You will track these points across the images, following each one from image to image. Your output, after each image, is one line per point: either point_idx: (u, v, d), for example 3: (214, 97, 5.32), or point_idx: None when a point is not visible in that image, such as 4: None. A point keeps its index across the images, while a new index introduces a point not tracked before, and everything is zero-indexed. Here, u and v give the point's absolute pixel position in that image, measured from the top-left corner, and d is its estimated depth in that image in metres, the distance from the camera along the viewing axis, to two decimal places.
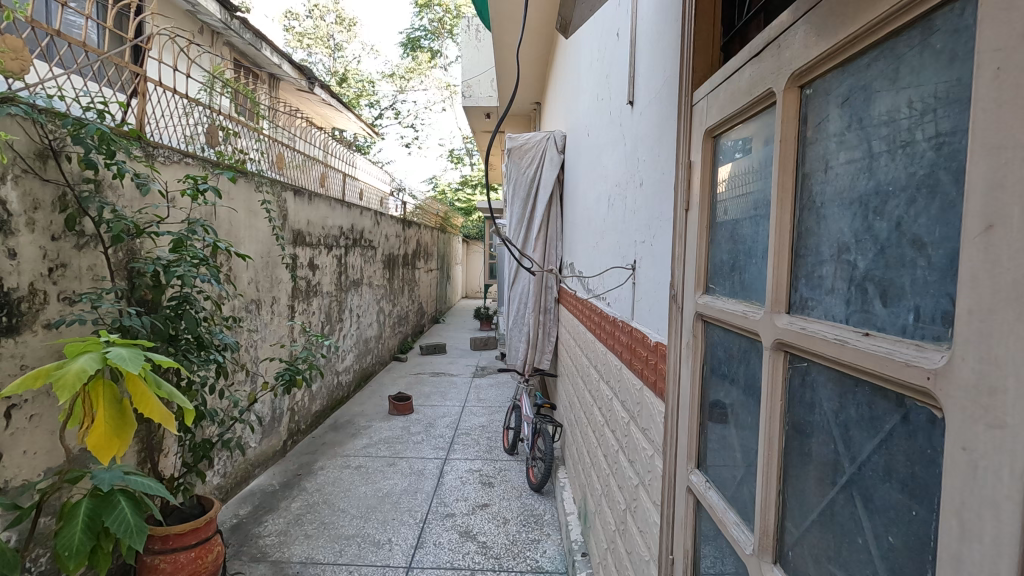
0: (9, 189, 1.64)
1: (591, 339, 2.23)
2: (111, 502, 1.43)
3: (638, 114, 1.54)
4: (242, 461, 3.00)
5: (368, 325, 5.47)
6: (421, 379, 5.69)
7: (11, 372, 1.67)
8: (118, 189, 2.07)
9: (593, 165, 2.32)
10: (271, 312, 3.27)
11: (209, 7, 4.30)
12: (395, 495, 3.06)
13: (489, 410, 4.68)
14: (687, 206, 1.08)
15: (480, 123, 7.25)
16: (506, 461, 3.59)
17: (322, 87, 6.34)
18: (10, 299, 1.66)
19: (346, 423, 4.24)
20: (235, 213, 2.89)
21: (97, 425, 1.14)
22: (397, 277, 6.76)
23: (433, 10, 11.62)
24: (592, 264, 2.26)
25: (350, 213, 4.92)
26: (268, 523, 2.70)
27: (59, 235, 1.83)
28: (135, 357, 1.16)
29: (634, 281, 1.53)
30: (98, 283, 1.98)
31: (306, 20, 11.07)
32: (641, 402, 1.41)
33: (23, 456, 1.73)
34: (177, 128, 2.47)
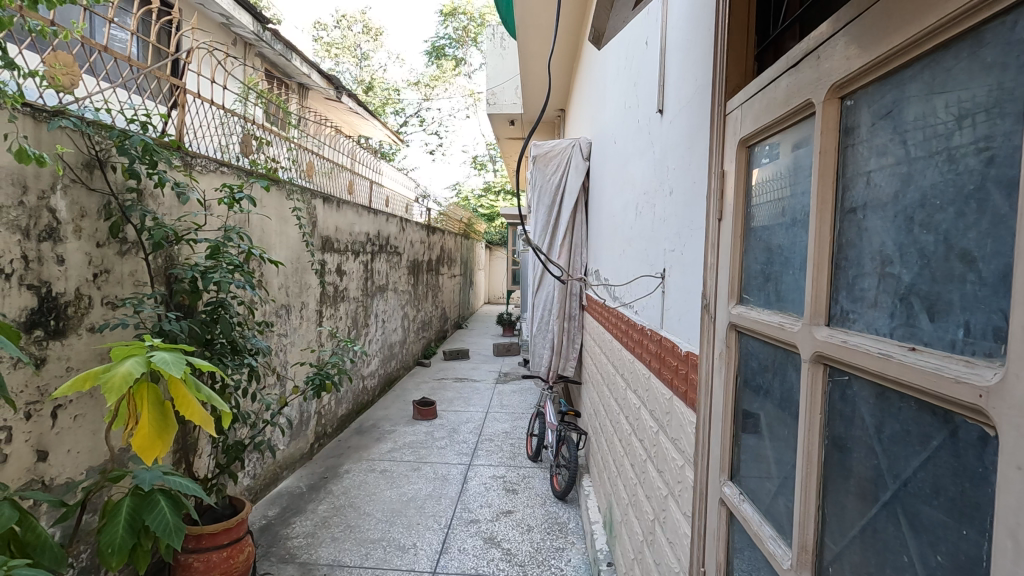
0: (59, 198, 1.72)
1: (618, 346, 2.22)
2: (151, 501, 1.47)
3: (667, 122, 1.54)
4: (272, 463, 3.06)
5: (393, 330, 5.54)
6: (444, 384, 5.74)
7: (57, 373, 1.74)
8: (158, 198, 2.15)
9: (619, 173, 2.32)
10: (300, 317, 3.34)
11: (242, 19, 4.44)
12: (419, 500, 3.08)
13: (512, 416, 4.69)
14: (719, 215, 1.07)
15: (504, 130, 7.29)
16: (530, 468, 3.58)
17: (350, 96, 6.48)
18: (57, 303, 1.73)
19: (371, 427, 4.29)
20: (267, 220, 2.96)
21: (141, 426, 1.18)
22: (421, 283, 6.83)
23: (458, 18, 11.85)
24: (619, 271, 2.25)
25: (377, 219, 5.00)
26: (297, 525, 2.74)
27: (104, 241, 1.90)
28: (177, 360, 1.20)
29: (663, 290, 1.53)
30: (139, 288, 2.05)
31: (334, 31, 11.35)
32: (670, 411, 1.40)
33: (67, 455, 1.79)
34: (214, 138, 2.55)
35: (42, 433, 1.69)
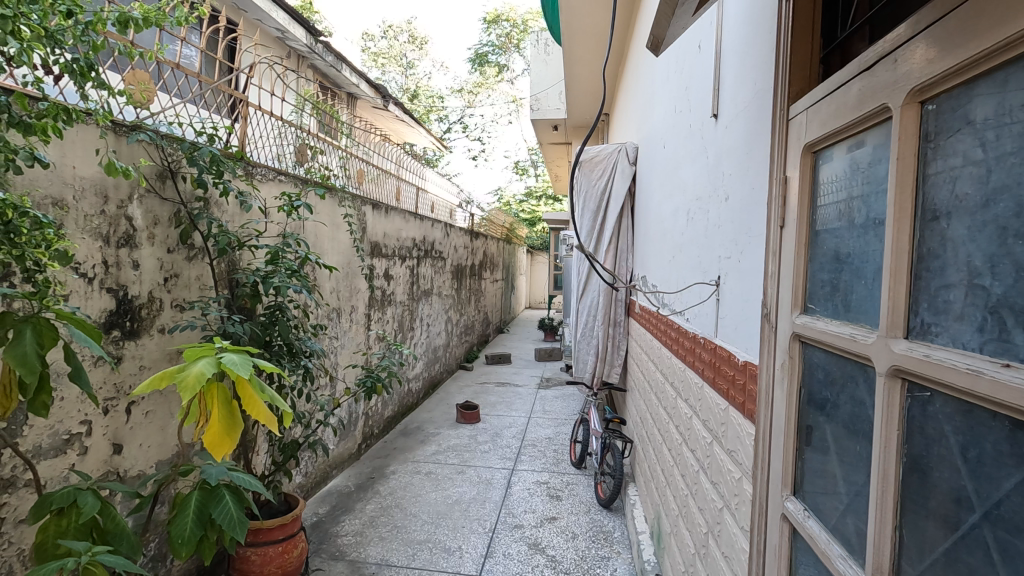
0: (135, 207, 1.83)
1: (667, 354, 2.18)
2: (217, 496, 1.54)
3: (722, 126, 1.51)
4: (322, 463, 3.15)
5: (437, 334, 5.62)
6: (486, 388, 5.77)
7: (132, 372, 1.85)
8: (222, 206, 2.26)
9: (669, 177, 2.29)
10: (350, 320, 3.43)
11: (296, 33, 4.61)
12: (464, 503, 3.11)
13: (556, 422, 4.67)
14: (782, 222, 1.04)
15: (548, 135, 7.31)
16: (574, 475, 3.56)
17: (396, 104, 6.63)
18: (133, 305, 1.84)
19: (416, 429, 4.36)
20: (321, 226, 3.07)
21: (212, 424, 1.24)
22: (465, 287, 6.91)
23: (502, 25, 12.04)
24: (669, 278, 2.22)
25: (422, 225, 5.09)
26: (345, 523, 2.81)
27: (174, 248, 2.01)
28: (244, 361, 1.27)
29: (718, 297, 1.50)
30: (204, 291, 2.16)
31: (381, 41, 11.66)
32: (726, 422, 1.37)
33: (139, 449, 1.90)
34: (272, 148, 2.66)
35: (117, 427, 1.81)
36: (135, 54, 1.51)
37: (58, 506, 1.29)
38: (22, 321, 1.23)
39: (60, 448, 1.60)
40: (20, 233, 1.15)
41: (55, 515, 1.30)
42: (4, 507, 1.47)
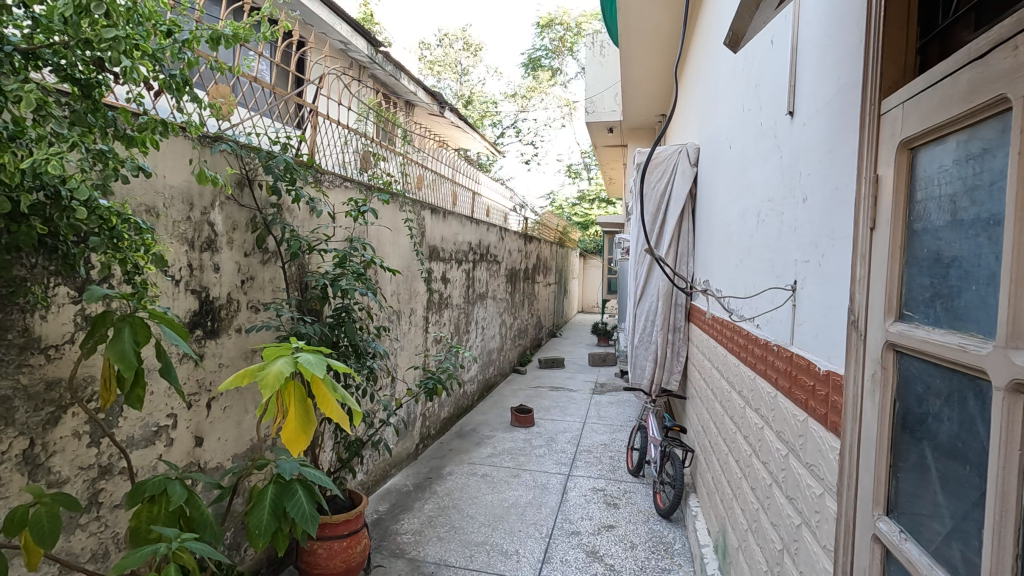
0: (217, 213, 1.94)
1: (733, 361, 2.11)
2: (291, 490, 1.60)
3: (799, 125, 1.44)
4: (382, 461, 3.23)
5: (491, 336, 5.66)
6: (540, 392, 5.75)
7: (212, 369, 1.96)
8: (294, 212, 2.37)
9: (736, 178, 2.21)
10: (409, 323, 3.50)
11: (358, 44, 4.79)
12: (520, 507, 3.10)
13: (611, 428, 4.59)
14: (872, 224, 0.98)
15: (603, 138, 7.26)
16: (631, 482, 3.49)
17: (452, 110, 6.76)
18: (214, 306, 1.95)
19: (470, 431, 4.40)
20: (383, 230, 3.16)
21: (290, 420, 1.29)
22: (518, 290, 6.93)
23: (555, 29, 12.17)
24: (735, 283, 2.14)
25: (478, 228, 5.15)
26: (404, 521, 2.87)
27: (250, 252, 2.12)
28: (319, 361, 1.31)
29: (794, 303, 1.43)
30: (276, 294, 2.26)
31: (436, 49, 11.82)
32: (805, 434, 1.30)
33: (218, 442, 2.01)
34: (339, 155, 2.76)
35: (199, 421, 1.91)
36: (224, 70, 1.60)
37: (150, 494, 1.38)
38: (121, 320, 1.33)
39: (150, 439, 1.71)
40: (123, 239, 1.25)
41: (148, 501, 1.40)
42: (102, 492, 1.58)
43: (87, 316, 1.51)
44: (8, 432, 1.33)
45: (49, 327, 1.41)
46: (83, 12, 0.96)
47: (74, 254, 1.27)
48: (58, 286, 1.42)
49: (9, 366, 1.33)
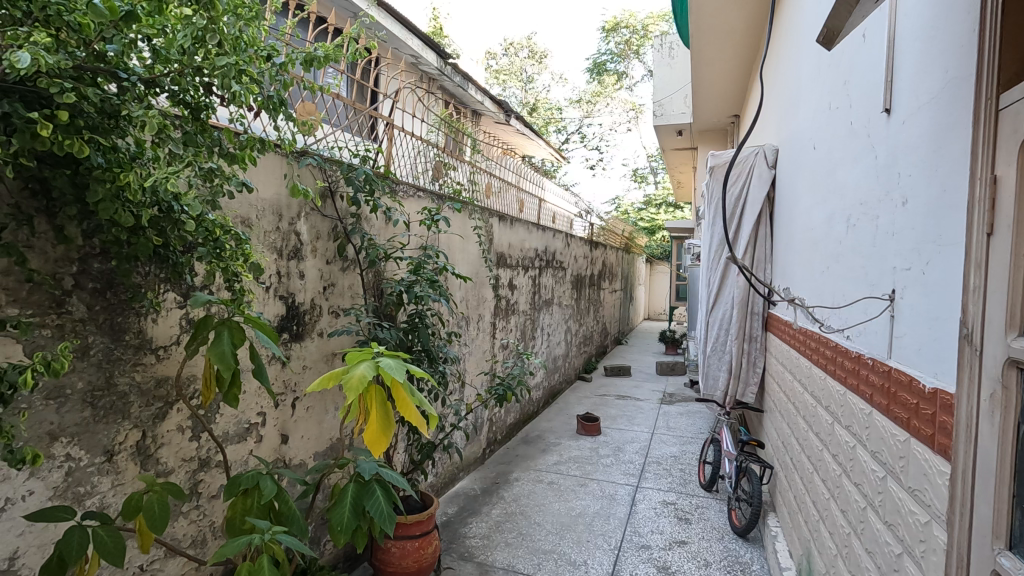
0: (302, 223, 2.05)
1: (819, 375, 1.99)
2: (370, 490, 1.66)
3: (897, 123, 1.35)
4: (451, 464, 3.29)
5: (557, 343, 5.64)
6: (606, 401, 5.66)
7: (297, 370, 2.07)
8: (371, 221, 2.47)
9: (820, 180, 2.10)
10: (477, 328, 3.55)
11: (428, 57, 4.95)
12: (588, 516, 3.06)
13: (681, 440, 4.45)
14: (989, 229, 0.90)
15: (672, 142, 7.10)
16: (704, 497, 3.36)
17: (517, 118, 6.83)
18: (299, 311, 2.07)
19: (536, 438, 4.40)
20: (453, 238, 3.23)
21: (371, 422, 1.34)
22: (584, 297, 6.88)
23: (621, 32, 12.08)
24: (820, 291, 2.02)
25: (544, 235, 5.16)
26: (473, 525, 2.90)
27: (332, 260, 2.23)
28: (399, 366, 1.36)
29: (893, 314, 1.33)
30: (355, 300, 2.37)
31: (503, 58, 12.07)
32: (907, 455, 1.20)
33: (302, 440, 2.12)
34: (413, 165, 2.85)
35: (285, 419, 2.03)
36: (314, 89, 1.70)
37: (244, 487, 1.47)
38: (221, 324, 1.43)
39: (242, 435, 1.83)
40: (224, 249, 1.35)
41: (242, 495, 1.49)
42: (201, 483, 1.71)
43: (191, 320, 1.64)
44: (124, 423, 1.47)
45: (158, 330, 1.54)
46: (199, 43, 1.06)
47: (181, 262, 1.39)
48: (167, 291, 1.55)
49: (127, 364, 1.46)
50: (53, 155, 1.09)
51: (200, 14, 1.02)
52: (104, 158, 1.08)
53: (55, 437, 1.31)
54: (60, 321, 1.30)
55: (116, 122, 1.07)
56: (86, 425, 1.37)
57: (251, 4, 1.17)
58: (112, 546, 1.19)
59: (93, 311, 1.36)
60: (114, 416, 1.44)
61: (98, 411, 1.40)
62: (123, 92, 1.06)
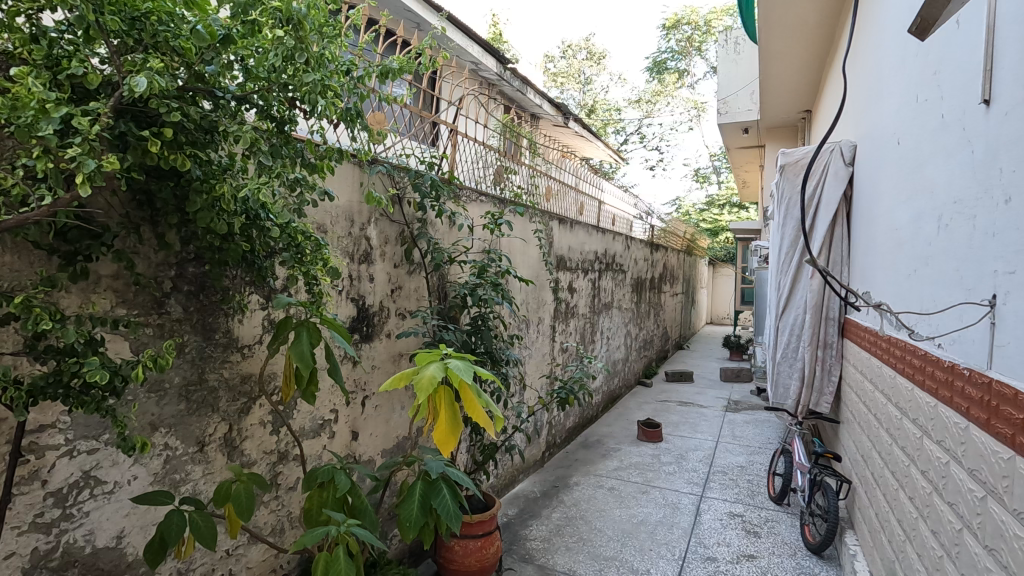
0: (372, 228, 2.14)
1: (905, 385, 1.86)
2: (437, 489, 1.71)
3: (997, 115, 1.25)
4: (510, 466, 3.31)
5: (617, 347, 5.57)
6: (667, 407, 5.53)
7: (367, 369, 2.16)
8: (436, 226, 2.53)
9: (907, 177, 1.96)
10: (537, 331, 3.56)
11: (488, 63, 5.03)
12: (650, 525, 3.00)
13: (748, 450, 4.27)
14: None
15: (737, 140, 6.87)
16: (774, 511, 3.21)
17: (576, 120, 6.82)
18: (369, 313, 2.15)
19: (596, 442, 4.36)
20: (514, 241, 3.26)
21: (441, 422, 1.38)
22: (644, 300, 6.75)
23: (682, 29, 11.81)
24: (907, 296, 1.89)
25: (604, 238, 5.12)
26: (533, 528, 2.91)
27: (399, 264, 2.30)
28: (467, 368, 1.39)
29: (994, 321, 1.23)
30: (420, 302, 2.44)
31: (561, 61, 12.08)
32: (1011, 476, 1.10)
33: (370, 437, 2.20)
34: (475, 171, 2.90)
35: (355, 417, 2.11)
36: (387, 100, 1.77)
37: (320, 480, 1.55)
38: (300, 325, 1.51)
39: (316, 431, 1.92)
40: (306, 254, 1.43)
41: (318, 487, 1.57)
42: (280, 475, 1.80)
43: (271, 320, 1.74)
44: (214, 416, 1.58)
45: (243, 329, 1.64)
46: (289, 62, 1.12)
47: (266, 267, 1.48)
48: (251, 293, 1.66)
49: (216, 361, 1.57)
50: (159, 169, 1.19)
51: (289, 33, 1.09)
52: (201, 171, 1.16)
53: (156, 427, 1.42)
54: (160, 321, 1.41)
55: (213, 137, 1.16)
56: (181, 417, 1.48)
57: (333, 23, 1.24)
58: (205, 530, 1.28)
59: (188, 312, 1.47)
60: (205, 409, 1.55)
61: (191, 404, 1.51)
62: (219, 109, 1.14)
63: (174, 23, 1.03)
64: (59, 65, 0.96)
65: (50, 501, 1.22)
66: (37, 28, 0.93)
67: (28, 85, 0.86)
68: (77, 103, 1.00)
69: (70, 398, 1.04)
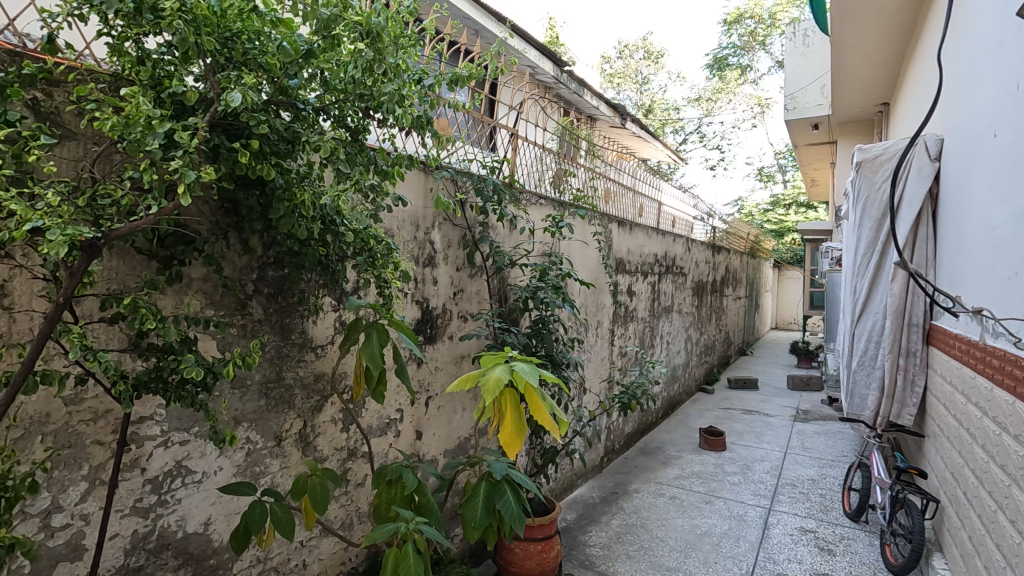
0: (436, 233, 2.18)
1: (1005, 398, 1.71)
2: (501, 490, 1.72)
3: None
4: (568, 471, 3.29)
5: (677, 352, 5.43)
6: (730, 415, 5.33)
7: (430, 371, 2.20)
8: (498, 230, 2.56)
9: (1007, 170, 1.81)
10: (597, 335, 3.52)
11: (546, 67, 5.06)
12: (715, 536, 2.90)
13: (820, 462, 4.06)
14: None
15: (805, 136, 6.57)
16: (850, 528, 3.03)
17: (634, 121, 6.72)
18: (433, 316, 2.20)
19: (656, 449, 4.26)
20: (574, 244, 3.25)
21: (507, 424, 1.39)
22: (705, 304, 6.55)
23: (745, 23, 11.40)
24: (1008, 301, 1.74)
25: (664, 240, 5.01)
26: (593, 534, 2.88)
27: (461, 267, 2.34)
28: (533, 371, 1.40)
29: None
30: (482, 305, 2.47)
31: (617, 62, 11.95)
32: None
33: (433, 437, 2.24)
34: (536, 174, 2.92)
35: (419, 417, 2.16)
36: (454, 108, 1.82)
37: (389, 478, 1.59)
38: (370, 326, 1.55)
39: (383, 429, 1.98)
40: (378, 258, 1.47)
41: (387, 484, 1.61)
42: (349, 471, 1.87)
43: (343, 321, 1.81)
44: (290, 413, 1.66)
45: (317, 330, 1.72)
46: (367, 73, 1.17)
47: (338, 270, 1.54)
48: (325, 296, 1.73)
49: (292, 360, 1.65)
50: (246, 178, 1.26)
51: (370, 47, 1.14)
52: (284, 180, 1.22)
53: (239, 421, 1.51)
54: (243, 321, 1.49)
55: (294, 147, 1.22)
56: (261, 412, 1.57)
57: (408, 33, 1.29)
58: (284, 521, 1.35)
59: (267, 313, 1.55)
60: (282, 406, 1.63)
61: (270, 401, 1.59)
62: (300, 121, 1.20)
63: (261, 41, 1.09)
64: (161, 84, 1.03)
65: (147, 488, 1.31)
66: (142, 52, 1.01)
67: (137, 103, 0.93)
68: (176, 119, 1.07)
69: (170, 393, 1.12)
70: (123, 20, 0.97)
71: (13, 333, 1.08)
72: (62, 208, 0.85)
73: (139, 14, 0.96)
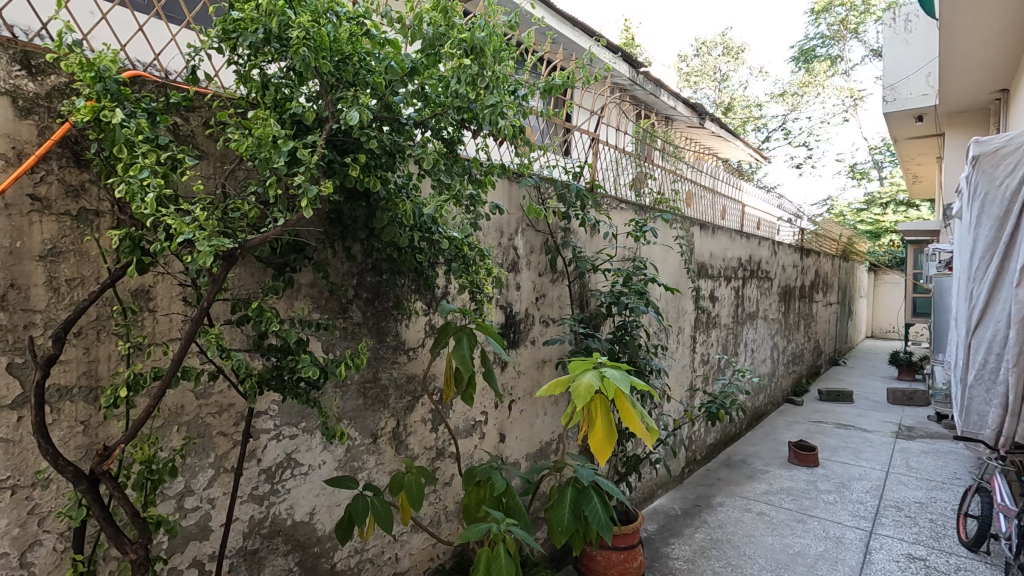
0: (519, 239, 2.21)
1: None
2: (587, 496, 1.71)
3: None
4: (649, 480, 3.22)
5: (763, 361, 5.17)
6: (823, 429, 5.00)
7: (514, 375, 2.23)
8: (579, 235, 2.56)
9: None
10: (679, 341, 3.43)
11: (621, 69, 5.00)
12: (809, 558, 2.73)
13: (929, 485, 3.71)
14: None
15: (907, 129, 6.07)
16: (967, 558, 2.75)
17: (713, 120, 6.50)
18: (516, 321, 2.23)
19: (741, 462, 4.07)
20: (654, 249, 3.18)
21: (597, 431, 1.38)
22: (793, 310, 6.19)
23: (834, 11, 10.61)
24: None
25: (748, 243, 4.80)
26: (676, 546, 2.80)
27: (543, 272, 2.35)
28: (624, 378, 1.39)
29: None
30: (564, 310, 2.48)
31: (694, 60, 11.62)
32: None
33: (516, 441, 2.27)
34: (616, 178, 2.90)
35: (502, 420, 2.20)
36: (541, 117, 1.85)
37: (478, 479, 1.63)
38: (460, 330, 1.60)
39: (469, 431, 2.04)
40: (472, 264, 1.52)
41: (476, 485, 1.65)
42: (438, 470, 1.93)
43: (433, 325, 1.88)
44: (385, 412, 1.74)
45: (410, 333, 1.79)
46: (470, 86, 1.22)
47: (431, 276, 1.61)
48: (416, 301, 1.81)
49: (387, 362, 1.73)
50: (353, 191, 1.34)
51: (473, 61, 1.21)
52: (387, 191, 1.29)
53: (341, 418, 1.61)
54: (345, 324, 1.59)
55: (394, 160, 1.28)
56: (360, 410, 1.66)
57: (507, 46, 1.33)
58: (383, 515, 1.42)
59: (366, 317, 1.64)
60: (378, 405, 1.71)
61: (368, 400, 1.68)
62: (403, 134, 1.26)
63: (370, 62, 1.16)
64: (282, 106, 1.12)
65: (262, 477, 1.42)
66: (264, 77, 1.10)
67: (265, 125, 1.01)
68: (295, 138, 1.16)
69: (288, 391, 1.21)
70: (250, 50, 1.06)
71: (156, 333, 1.21)
72: (206, 221, 0.94)
73: (266, 44, 1.05)
